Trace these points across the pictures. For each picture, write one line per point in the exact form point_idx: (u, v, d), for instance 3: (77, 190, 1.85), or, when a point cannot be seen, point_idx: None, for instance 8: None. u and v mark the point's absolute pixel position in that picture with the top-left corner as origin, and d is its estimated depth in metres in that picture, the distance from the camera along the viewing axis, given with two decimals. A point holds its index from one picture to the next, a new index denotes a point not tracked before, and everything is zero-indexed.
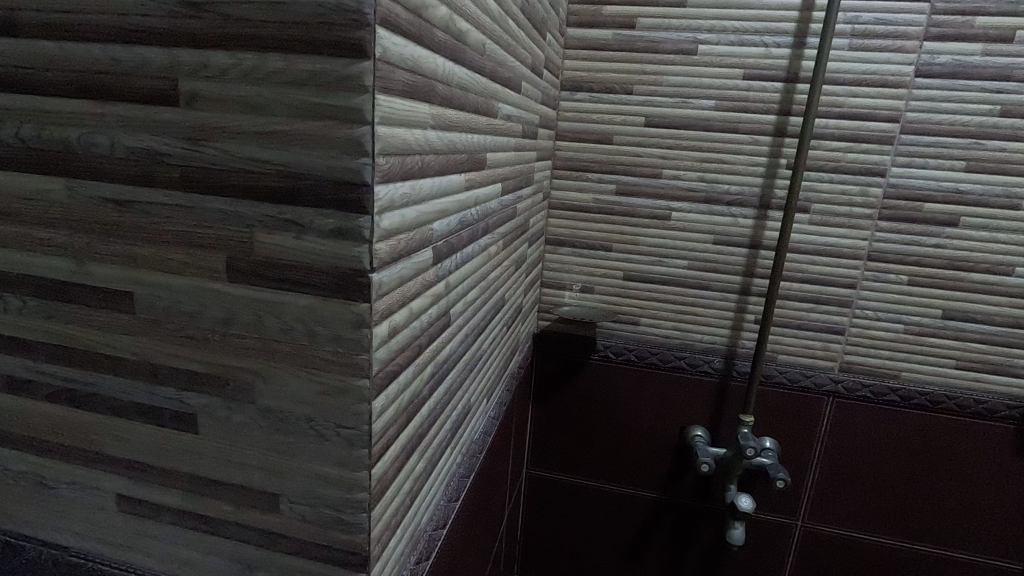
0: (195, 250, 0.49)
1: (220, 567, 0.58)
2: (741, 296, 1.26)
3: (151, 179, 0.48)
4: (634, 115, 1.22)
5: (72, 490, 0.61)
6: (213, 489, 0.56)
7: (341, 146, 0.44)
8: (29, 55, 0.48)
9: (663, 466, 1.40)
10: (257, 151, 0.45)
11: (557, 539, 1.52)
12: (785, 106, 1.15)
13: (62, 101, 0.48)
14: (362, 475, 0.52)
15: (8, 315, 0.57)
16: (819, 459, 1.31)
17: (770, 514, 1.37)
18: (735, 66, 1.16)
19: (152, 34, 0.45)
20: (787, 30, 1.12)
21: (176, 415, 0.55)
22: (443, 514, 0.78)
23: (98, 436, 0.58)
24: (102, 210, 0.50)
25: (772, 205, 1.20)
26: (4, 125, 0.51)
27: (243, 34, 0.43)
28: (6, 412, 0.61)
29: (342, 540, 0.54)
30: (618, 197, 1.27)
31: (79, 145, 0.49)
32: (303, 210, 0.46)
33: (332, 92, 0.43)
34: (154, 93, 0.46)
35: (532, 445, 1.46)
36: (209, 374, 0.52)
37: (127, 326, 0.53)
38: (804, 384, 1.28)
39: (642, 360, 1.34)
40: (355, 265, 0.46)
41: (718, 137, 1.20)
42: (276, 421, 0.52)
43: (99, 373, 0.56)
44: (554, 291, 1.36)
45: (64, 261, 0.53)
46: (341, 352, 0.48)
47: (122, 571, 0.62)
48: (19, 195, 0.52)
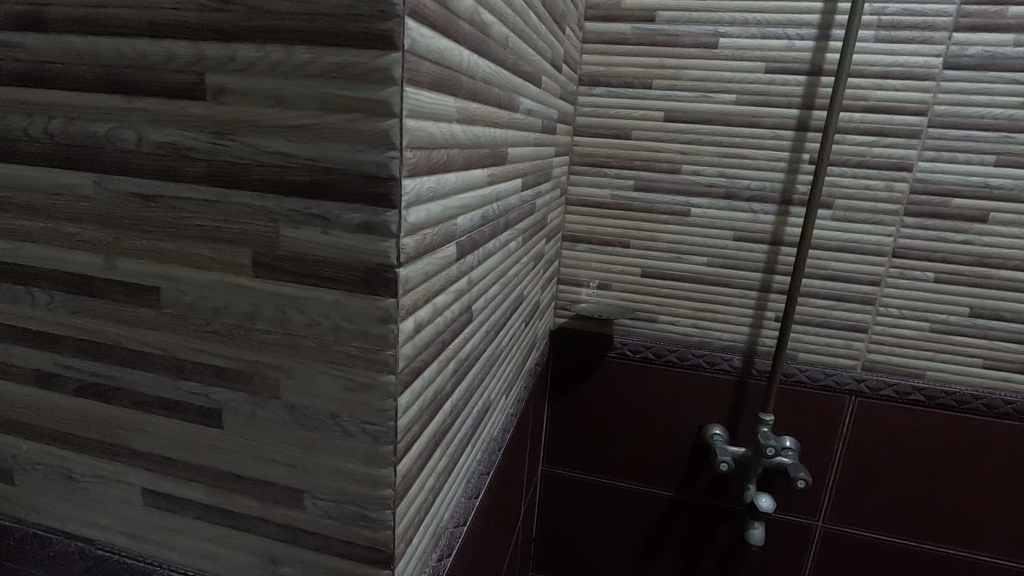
0: (221, 245, 0.49)
1: (245, 562, 0.58)
2: (762, 294, 1.24)
3: (178, 173, 0.48)
4: (653, 110, 1.21)
5: (98, 484, 0.61)
6: (238, 485, 0.56)
7: (369, 139, 0.43)
8: (58, 50, 0.48)
9: (681, 465, 1.38)
10: (284, 145, 0.45)
11: (573, 537, 1.51)
12: (808, 100, 1.13)
13: (90, 96, 0.49)
14: (387, 472, 0.51)
15: (36, 310, 0.57)
16: (839, 458, 1.29)
17: (789, 514, 1.35)
18: (757, 59, 1.14)
19: (179, 28, 0.45)
20: (811, 23, 1.10)
21: (202, 410, 0.55)
22: (464, 512, 0.78)
23: (124, 430, 0.58)
24: (128, 206, 0.50)
25: (794, 201, 1.18)
26: (33, 121, 0.51)
27: (270, 27, 0.43)
28: (33, 406, 0.61)
29: (366, 537, 0.53)
30: (636, 193, 1.26)
31: (106, 139, 0.49)
32: (329, 204, 0.45)
33: (360, 85, 0.42)
34: (181, 87, 0.46)
35: (548, 442, 1.45)
36: (234, 369, 0.52)
37: (153, 321, 0.53)
38: (826, 383, 1.26)
39: (659, 358, 1.33)
40: (382, 259, 0.45)
41: (739, 132, 1.18)
42: (301, 417, 0.52)
43: (126, 368, 0.56)
44: (571, 288, 1.36)
45: (90, 257, 0.53)
46: (367, 348, 0.48)
47: (148, 565, 0.62)
48: (47, 190, 0.53)
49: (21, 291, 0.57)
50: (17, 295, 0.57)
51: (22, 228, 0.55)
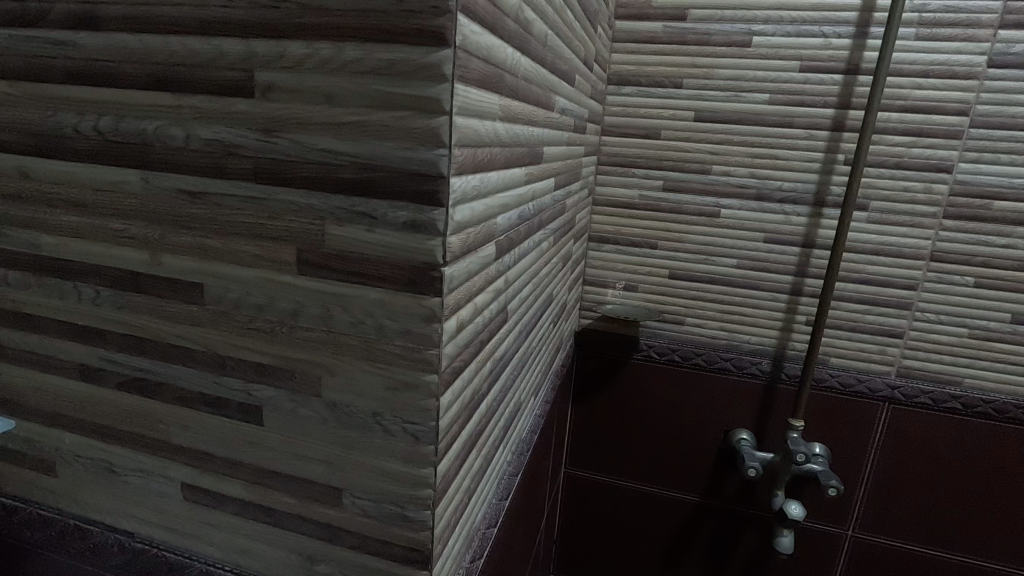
0: (266, 242, 0.49)
1: (282, 559, 0.59)
2: (792, 297, 1.22)
3: (225, 171, 0.48)
4: (683, 109, 1.19)
5: (138, 477, 0.62)
6: (277, 482, 0.56)
7: (418, 137, 0.43)
8: (109, 48, 0.49)
9: (706, 470, 1.36)
10: (331, 143, 0.45)
11: (595, 540, 1.50)
12: (844, 99, 1.11)
13: (139, 93, 0.49)
14: (427, 472, 0.51)
15: (81, 305, 0.58)
16: (869, 466, 1.26)
17: (817, 522, 1.33)
18: (792, 58, 1.11)
19: (229, 26, 0.45)
20: (848, 20, 1.07)
21: (243, 406, 0.55)
22: (495, 513, 0.77)
23: (165, 425, 0.59)
24: (175, 203, 0.51)
25: (828, 203, 1.16)
26: (83, 118, 0.52)
27: (321, 24, 0.43)
28: (76, 400, 0.62)
29: (405, 537, 0.53)
30: (665, 194, 1.24)
31: (155, 136, 0.50)
32: (376, 202, 0.45)
33: (410, 82, 0.42)
34: (229, 84, 0.46)
35: (571, 444, 1.44)
36: (276, 366, 0.52)
37: (196, 317, 0.54)
38: (858, 389, 1.23)
39: (686, 361, 1.31)
40: (428, 258, 0.45)
41: (772, 132, 1.15)
42: (342, 415, 0.52)
43: (168, 363, 0.56)
44: (596, 289, 1.34)
45: (136, 253, 0.54)
46: (410, 347, 0.48)
47: (186, 559, 0.63)
48: (96, 187, 0.53)
49: (68, 287, 0.58)
50: (63, 289, 0.58)
51: (70, 224, 0.55)
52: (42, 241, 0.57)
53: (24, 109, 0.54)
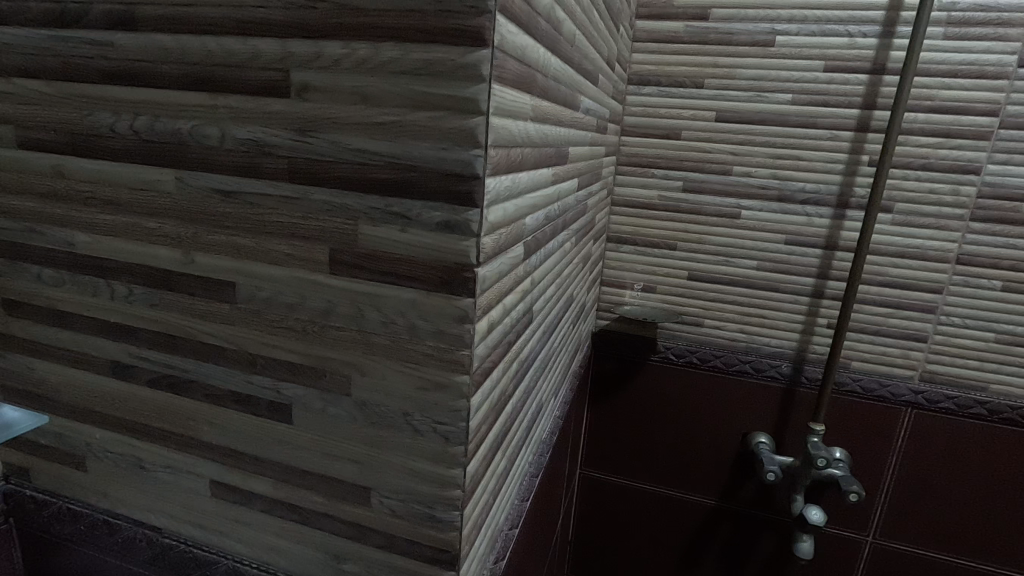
0: (299, 241, 0.49)
1: (309, 557, 0.59)
2: (813, 300, 1.20)
3: (259, 171, 0.49)
4: (704, 109, 1.18)
5: (167, 474, 0.63)
6: (305, 480, 0.56)
7: (453, 137, 0.43)
8: (146, 48, 0.49)
9: (723, 473, 1.35)
10: (366, 143, 0.45)
11: (610, 543, 1.49)
12: (870, 100, 1.09)
13: (175, 93, 0.49)
14: (456, 473, 0.51)
15: (114, 302, 0.59)
16: (891, 472, 1.25)
17: (837, 528, 1.31)
18: (816, 58, 1.10)
19: (266, 26, 0.45)
20: (874, 19, 1.05)
21: (272, 404, 0.55)
22: (517, 514, 0.77)
23: (195, 422, 0.59)
24: (208, 202, 0.51)
25: (851, 205, 1.14)
26: (120, 118, 0.52)
27: (359, 24, 0.43)
28: (107, 396, 0.63)
29: (433, 538, 0.53)
30: (684, 194, 1.23)
31: (190, 136, 0.50)
32: (411, 202, 0.45)
33: (446, 82, 0.42)
34: (265, 84, 0.46)
35: (587, 445, 1.44)
36: (306, 365, 0.53)
37: (228, 315, 0.54)
38: (881, 393, 1.21)
39: (704, 363, 1.30)
40: (461, 259, 0.45)
41: (795, 133, 1.14)
42: (372, 414, 0.52)
43: (199, 361, 0.57)
44: (614, 290, 1.34)
45: (169, 251, 0.54)
46: (442, 348, 0.48)
47: (214, 555, 0.63)
48: (130, 185, 0.54)
49: (101, 284, 0.59)
50: (96, 287, 0.59)
51: (105, 222, 0.56)
52: (77, 238, 0.58)
53: (61, 108, 0.54)
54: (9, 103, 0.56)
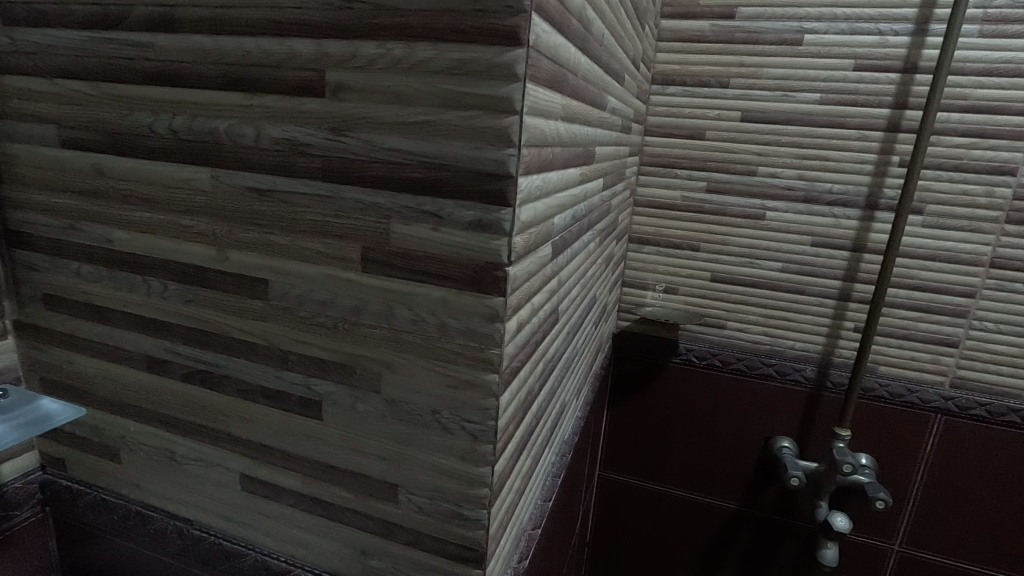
0: (332, 240, 0.50)
1: (336, 552, 0.60)
2: (840, 303, 1.18)
3: (294, 169, 0.49)
4: (729, 109, 1.17)
5: (198, 467, 0.64)
6: (333, 476, 0.57)
7: (487, 136, 0.43)
8: (185, 49, 0.50)
9: (745, 478, 1.34)
10: (400, 142, 0.45)
11: (628, 545, 1.48)
12: (900, 99, 1.07)
13: (213, 93, 0.50)
14: (484, 471, 0.51)
15: (150, 298, 0.60)
16: (920, 480, 1.22)
17: (862, 536, 1.28)
18: (845, 57, 1.08)
19: (303, 26, 0.46)
20: (906, 17, 1.03)
21: (303, 400, 0.56)
22: (540, 514, 0.77)
23: (226, 417, 0.60)
24: (244, 200, 0.52)
25: (880, 206, 1.12)
26: (158, 117, 0.53)
27: (395, 24, 0.43)
28: (141, 389, 0.64)
29: (460, 536, 0.53)
30: (708, 195, 1.22)
31: (227, 136, 0.51)
32: (443, 201, 0.45)
33: (481, 81, 0.42)
34: (301, 85, 0.47)
35: (607, 446, 1.43)
36: (337, 362, 0.53)
37: (260, 312, 0.55)
38: (909, 399, 1.18)
39: (727, 366, 1.28)
40: (492, 258, 0.45)
41: (822, 133, 1.12)
42: (401, 412, 0.52)
43: (231, 357, 0.58)
44: (636, 292, 1.33)
45: (204, 248, 0.55)
46: (472, 346, 0.48)
47: (242, 547, 0.64)
48: (168, 184, 0.55)
49: (138, 280, 0.60)
50: (133, 283, 0.60)
51: (142, 219, 0.57)
52: (115, 236, 0.59)
53: (102, 108, 0.56)
54: (52, 104, 0.58)
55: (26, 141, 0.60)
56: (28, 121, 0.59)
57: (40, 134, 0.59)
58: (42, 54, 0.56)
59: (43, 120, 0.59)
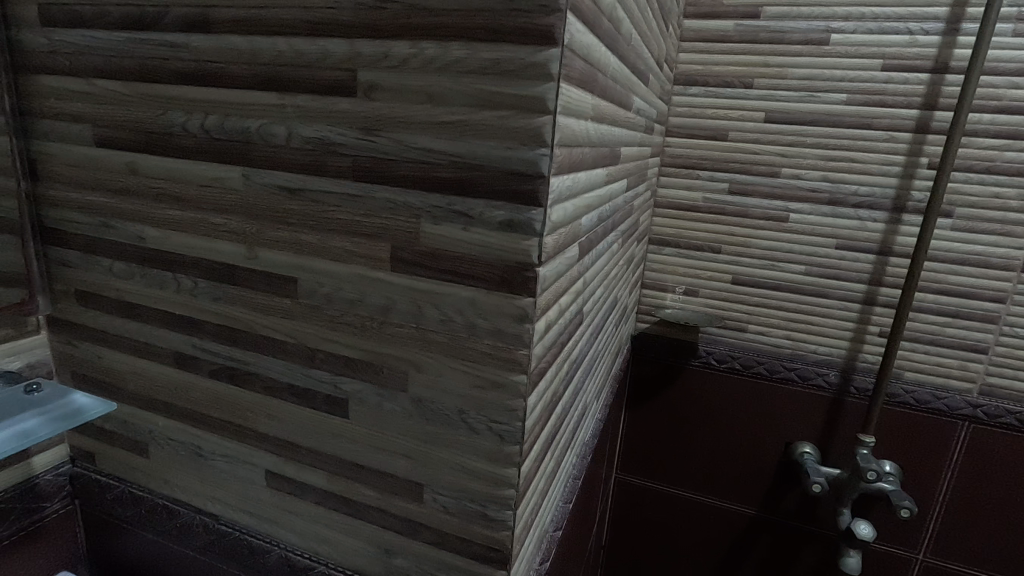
0: (361, 239, 0.50)
1: (360, 549, 0.60)
2: (865, 307, 1.16)
3: (324, 169, 0.50)
4: (753, 110, 1.15)
5: (224, 462, 0.65)
6: (358, 474, 0.57)
7: (519, 136, 0.42)
8: (219, 49, 0.51)
9: (765, 483, 1.32)
10: (431, 142, 0.45)
11: (644, 548, 1.47)
12: (930, 100, 1.05)
13: (245, 93, 0.51)
14: (511, 472, 0.51)
15: (180, 295, 0.61)
16: (946, 489, 1.19)
17: (885, 544, 1.26)
18: (873, 56, 1.06)
19: (336, 27, 0.46)
20: (937, 16, 1.01)
21: (330, 398, 0.56)
22: (561, 516, 0.76)
23: (253, 413, 0.61)
24: (274, 199, 0.52)
25: (908, 209, 1.10)
26: (191, 117, 0.54)
27: (428, 24, 0.43)
28: (170, 385, 0.65)
29: (485, 536, 0.53)
30: (730, 197, 1.21)
31: (258, 135, 0.51)
32: (474, 201, 0.45)
33: (514, 81, 0.42)
34: (333, 84, 0.47)
35: (624, 448, 1.42)
36: (364, 360, 0.53)
37: (289, 310, 0.55)
38: (936, 406, 1.16)
39: (747, 370, 1.27)
40: (523, 258, 0.45)
41: (849, 133, 1.10)
42: (427, 411, 0.52)
43: (259, 354, 0.58)
44: (655, 293, 1.32)
45: (234, 247, 0.56)
46: (500, 347, 0.48)
47: (267, 543, 0.65)
48: (200, 182, 0.56)
49: (168, 278, 0.61)
50: (164, 280, 0.61)
51: (174, 218, 0.58)
52: (147, 233, 0.60)
53: (135, 107, 0.56)
54: (87, 103, 0.59)
55: (63, 140, 0.62)
56: (64, 120, 0.61)
57: (75, 133, 0.61)
58: (79, 55, 0.58)
59: (79, 120, 0.60)
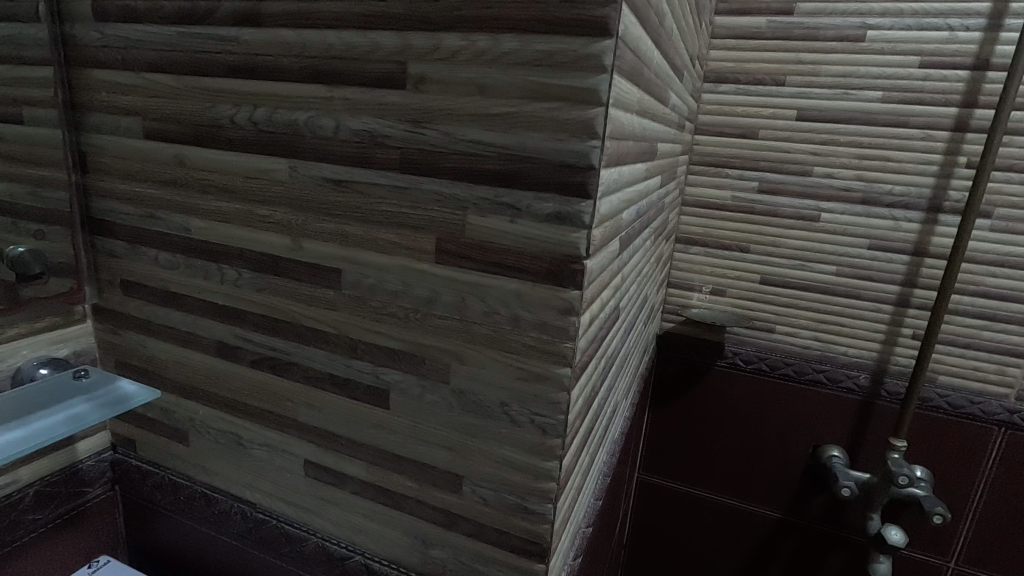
0: (406, 231, 0.50)
1: (397, 540, 0.60)
2: (898, 309, 1.14)
3: (372, 161, 0.50)
4: (785, 108, 1.14)
5: (263, 451, 0.66)
6: (398, 464, 0.58)
7: (569, 128, 0.42)
8: (270, 43, 0.52)
9: (791, 486, 1.30)
10: (480, 134, 0.45)
11: (665, 549, 1.46)
12: (970, 97, 1.02)
13: (294, 85, 0.52)
14: (552, 465, 0.51)
15: (224, 285, 0.62)
16: (980, 496, 1.16)
17: (914, 551, 1.24)
18: (911, 53, 1.04)
19: (387, 19, 0.46)
20: (978, 11, 0.99)
21: (371, 388, 0.57)
22: (592, 513, 0.76)
23: (293, 403, 0.62)
24: (321, 191, 0.53)
25: (944, 209, 1.07)
26: (240, 109, 0.55)
27: (481, 16, 0.43)
28: (211, 374, 0.66)
29: (524, 529, 0.53)
30: (759, 196, 1.19)
31: (306, 127, 0.52)
32: (522, 193, 0.45)
33: (566, 72, 0.42)
34: (383, 77, 0.48)
35: (647, 448, 1.41)
36: (406, 351, 0.54)
37: (332, 301, 0.56)
38: (970, 411, 1.13)
39: (774, 371, 1.25)
40: (570, 250, 0.45)
41: (885, 132, 1.08)
42: (469, 403, 0.52)
43: (301, 344, 0.59)
44: (681, 292, 1.31)
45: (279, 238, 0.57)
46: (545, 339, 0.48)
47: (304, 532, 0.66)
48: (247, 174, 0.56)
49: (213, 268, 0.62)
50: (208, 271, 0.62)
51: (220, 209, 0.59)
52: (193, 224, 0.61)
53: (185, 100, 0.58)
54: (138, 97, 0.60)
55: (112, 132, 0.63)
56: (114, 113, 0.62)
57: (125, 126, 0.62)
58: (130, 49, 0.59)
59: (129, 112, 0.61)
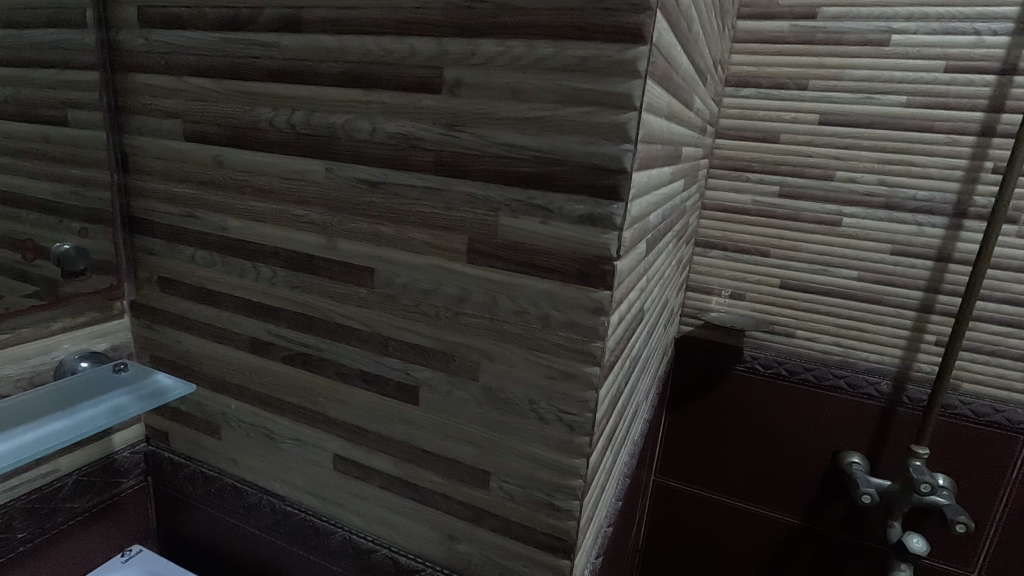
0: (438, 231, 0.52)
1: (423, 534, 0.62)
2: (921, 315, 1.13)
3: (406, 163, 0.52)
4: (807, 112, 1.13)
5: (293, 445, 0.67)
6: (425, 459, 0.59)
7: (603, 131, 0.43)
8: (309, 48, 0.53)
9: (809, 492, 1.29)
10: (514, 137, 0.47)
11: (681, 553, 1.46)
12: (996, 102, 1.02)
13: (332, 89, 0.53)
14: (579, 463, 0.51)
15: (258, 282, 0.64)
16: (1004, 506, 1.15)
17: (936, 560, 1.22)
18: (937, 57, 1.03)
19: (424, 26, 0.48)
20: (1006, 15, 0.98)
21: (400, 385, 0.58)
22: (613, 513, 0.76)
23: (324, 398, 0.63)
24: (356, 192, 0.55)
25: (969, 214, 1.07)
26: (278, 112, 0.57)
27: (517, 22, 0.44)
28: (244, 368, 0.68)
29: (549, 525, 0.54)
30: (780, 200, 1.19)
31: (343, 130, 0.54)
32: (554, 195, 0.46)
33: (601, 77, 0.43)
34: (419, 81, 0.49)
35: (664, 451, 1.41)
36: (437, 349, 0.55)
37: (364, 299, 0.57)
38: (995, 419, 1.12)
39: (794, 376, 1.25)
40: (601, 251, 0.46)
41: (909, 136, 1.07)
42: (498, 400, 0.54)
43: (333, 341, 0.61)
44: (700, 296, 1.31)
45: (314, 238, 0.58)
46: (574, 339, 0.49)
47: (331, 525, 0.67)
48: (284, 175, 0.58)
49: (248, 266, 0.64)
50: (244, 268, 0.64)
51: (256, 209, 0.61)
52: (230, 223, 0.63)
53: (225, 103, 0.59)
54: (179, 100, 0.62)
55: (153, 134, 0.65)
56: (156, 116, 0.64)
57: (166, 128, 0.64)
58: (173, 54, 0.61)
59: (170, 115, 0.63)
